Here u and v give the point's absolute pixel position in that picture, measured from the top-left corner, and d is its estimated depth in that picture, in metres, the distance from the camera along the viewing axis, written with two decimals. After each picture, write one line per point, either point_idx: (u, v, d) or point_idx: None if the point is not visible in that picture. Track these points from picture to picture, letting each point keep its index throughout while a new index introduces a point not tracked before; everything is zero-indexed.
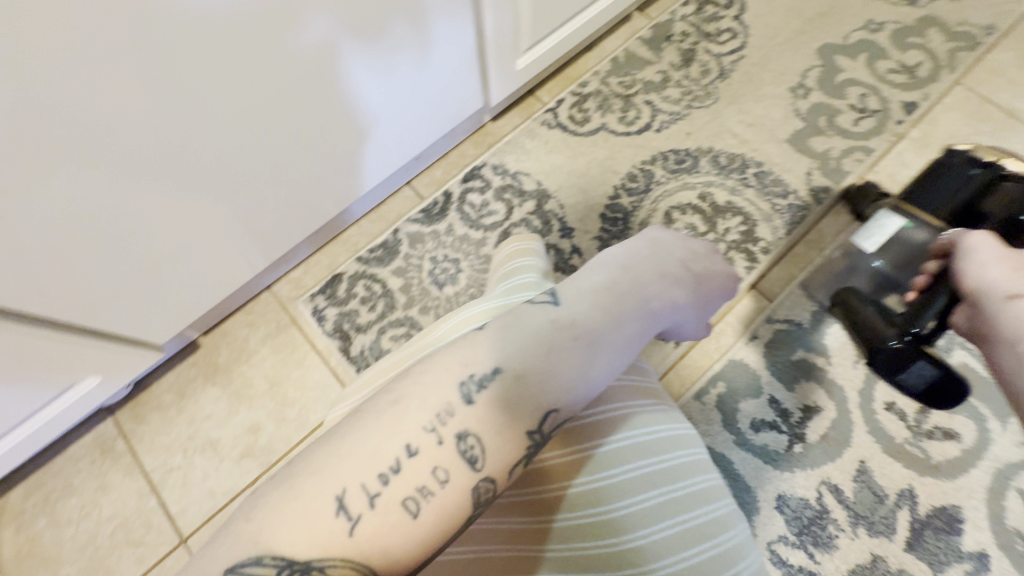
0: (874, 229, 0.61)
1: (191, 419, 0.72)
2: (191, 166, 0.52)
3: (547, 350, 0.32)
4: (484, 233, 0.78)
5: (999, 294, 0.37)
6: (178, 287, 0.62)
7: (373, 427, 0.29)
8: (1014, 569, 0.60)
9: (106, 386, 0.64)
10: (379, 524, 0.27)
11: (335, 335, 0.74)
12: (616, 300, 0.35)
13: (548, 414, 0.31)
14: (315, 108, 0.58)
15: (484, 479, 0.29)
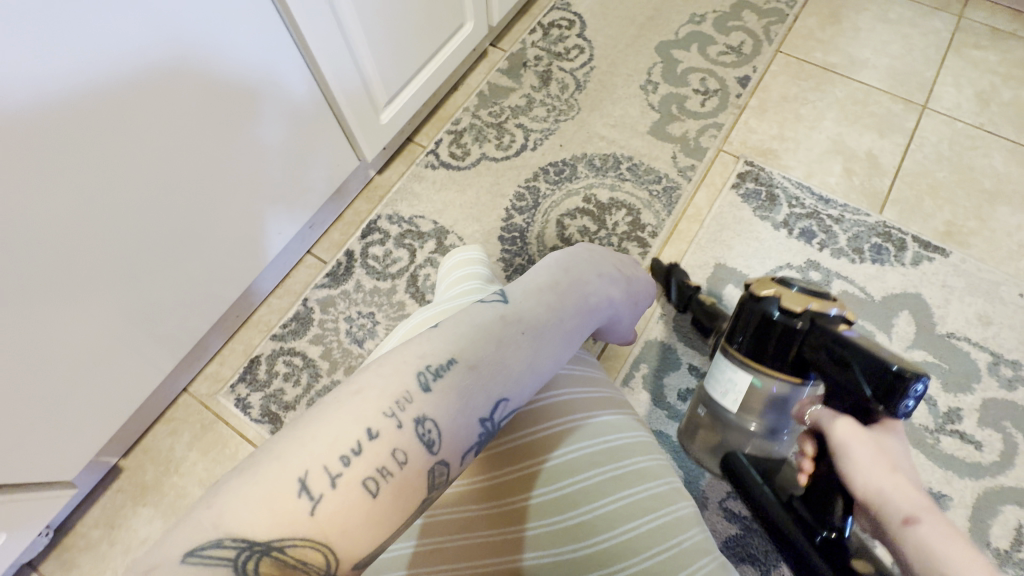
0: (727, 383, 0.50)
1: (126, 548, 0.67)
2: (77, 271, 0.51)
3: (499, 344, 0.30)
4: (393, 281, 0.80)
5: (894, 515, 0.29)
6: (90, 406, 0.60)
7: (333, 411, 0.25)
8: (930, 461, 0.67)
9: (18, 539, 0.60)
10: (342, 505, 0.24)
11: (265, 420, 0.72)
12: (561, 295, 0.34)
13: (499, 401, 0.28)
14: (202, 186, 0.59)
15: (439, 461, 0.27)
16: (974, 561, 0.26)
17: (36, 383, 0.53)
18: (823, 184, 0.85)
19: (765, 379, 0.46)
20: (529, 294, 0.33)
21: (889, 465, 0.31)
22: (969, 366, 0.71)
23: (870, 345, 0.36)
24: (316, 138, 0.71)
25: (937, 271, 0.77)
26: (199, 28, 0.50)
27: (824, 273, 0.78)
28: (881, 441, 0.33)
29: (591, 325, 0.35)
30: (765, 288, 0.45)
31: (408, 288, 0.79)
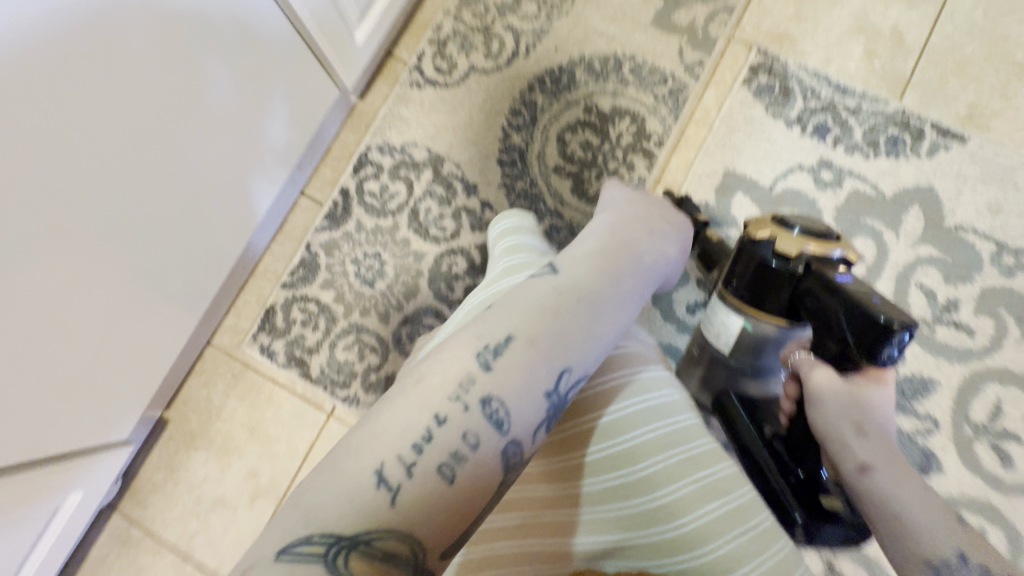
0: (721, 328, 0.57)
1: (191, 486, 0.75)
2: (78, 251, 0.49)
3: (555, 315, 0.31)
4: (394, 217, 0.78)
5: (852, 462, 0.39)
6: (120, 373, 0.62)
7: (401, 403, 0.27)
8: (923, 351, 0.71)
9: (93, 492, 0.66)
10: (420, 492, 0.26)
11: (292, 365, 0.76)
12: (611, 259, 0.35)
13: (562, 371, 0.30)
14: (171, 118, 0.52)
15: (511, 441, 0.28)
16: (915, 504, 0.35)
17: (69, 362, 0.53)
18: (842, 71, 0.78)
19: (756, 323, 0.52)
20: (580, 259, 0.34)
21: (859, 418, 0.40)
22: (972, 257, 0.72)
23: (862, 293, 0.41)
24: (286, 67, 0.63)
25: (952, 161, 0.74)
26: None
27: (837, 172, 0.75)
28: (858, 396, 0.41)
29: (646, 288, 0.36)
30: (762, 232, 0.49)
31: (411, 224, 0.77)
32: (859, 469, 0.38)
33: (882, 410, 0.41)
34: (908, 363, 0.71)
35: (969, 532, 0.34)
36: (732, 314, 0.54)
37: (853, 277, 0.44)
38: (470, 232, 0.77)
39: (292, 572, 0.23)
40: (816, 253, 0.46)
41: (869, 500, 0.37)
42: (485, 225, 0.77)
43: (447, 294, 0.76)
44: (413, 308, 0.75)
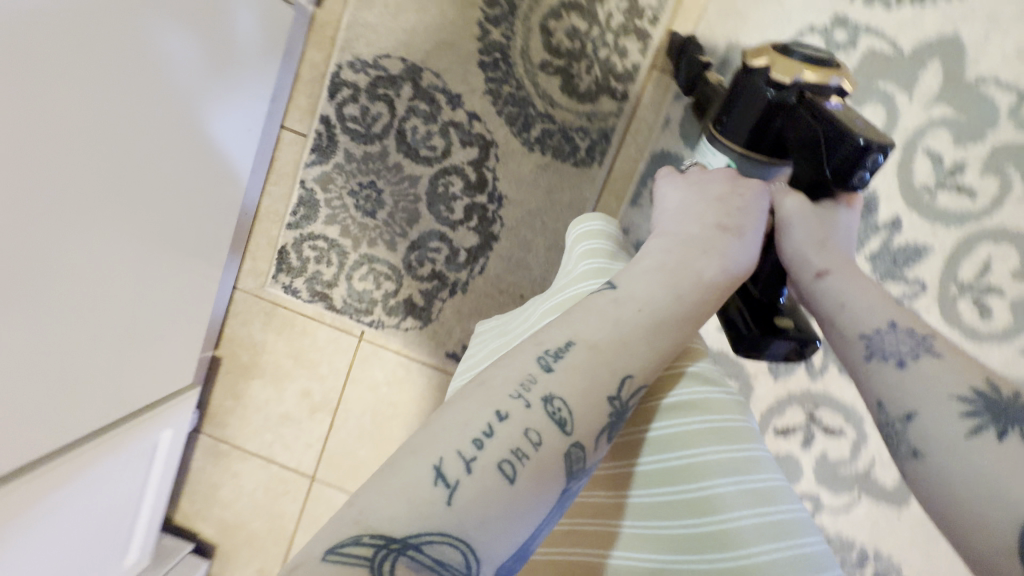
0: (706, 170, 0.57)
1: (257, 407, 0.87)
2: (91, 223, 0.49)
3: (619, 325, 0.36)
4: (381, 143, 0.75)
5: (811, 270, 0.44)
6: (155, 311, 0.65)
7: (466, 406, 0.33)
8: (921, 219, 0.72)
9: (178, 428, 0.80)
10: (479, 488, 0.30)
11: (317, 300, 0.81)
12: (669, 273, 0.40)
13: (625, 379, 0.35)
14: (126, 79, 0.47)
15: (573, 442, 0.33)
16: (858, 296, 0.42)
17: (106, 319, 0.57)
18: None
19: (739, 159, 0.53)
20: (644, 274, 0.40)
21: (824, 237, 0.45)
22: (989, 114, 0.68)
23: (847, 117, 0.43)
24: None
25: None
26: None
27: (851, 30, 0.68)
28: (817, 214, 0.46)
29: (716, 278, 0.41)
30: (761, 57, 0.48)
31: (400, 147, 0.75)
32: (817, 274, 0.44)
33: (839, 223, 0.46)
34: (904, 232, 0.72)
35: (898, 305, 0.41)
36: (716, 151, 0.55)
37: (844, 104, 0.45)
38: (461, 149, 0.74)
39: (338, 569, 0.26)
40: (814, 81, 0.45)
41: (824, 296, 0.43)
42: (475, 139, 0.74)
43: (448, 216, 0.76)
44: (418, 234, 0.77)
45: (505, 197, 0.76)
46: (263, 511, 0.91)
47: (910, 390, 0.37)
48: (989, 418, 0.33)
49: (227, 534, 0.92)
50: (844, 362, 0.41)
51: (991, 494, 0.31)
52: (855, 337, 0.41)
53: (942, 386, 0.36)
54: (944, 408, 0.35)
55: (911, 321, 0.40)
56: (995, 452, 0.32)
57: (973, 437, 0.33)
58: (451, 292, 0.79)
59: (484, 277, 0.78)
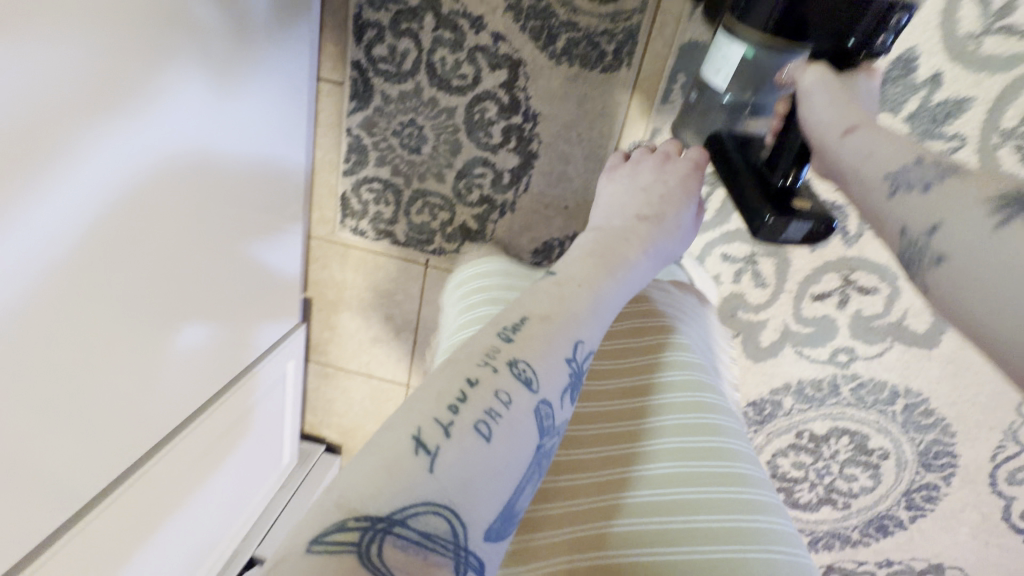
0: (720, 62, 0.62)
1: (350, 334, 1.01)
2: (153, 263, 0.58)
3: (561, 300, 0.52)
4: (414, 79, 0.78)
5: (838, 130, 0.53)
6: (229, 284, 0.73)
7: (444, 375, 0.45)
8: (966, 71, 0.70)
9: (293, 362, 0.97)
10: (461, 450, 0.40)
11: (382, 237, 0.90)
12: (597, 261, 0.57)
13: (574, 343, 0.50)
14: (142, 166, 0.52)
15: (540, 398, 0.46)
16: (878, 142, 0.51)
17: (184, 298, 0.65)
18: None
19: (757, 49, 0.58)
20: (577, 261, 0.57)
21: (843, 100, 0.55)
22: None
23: None
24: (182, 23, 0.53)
25: None
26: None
27: None
28: (842, 88, 0.56)
29: (636, 255, 0.60)
30: None
31: (432, 81, 0.78)
32: (846, 130, 0.53)
33: (858, 97, 0.56)
34: (946, 88, 0.71)
35: (920, 145, 0.48)
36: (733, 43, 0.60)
37: None
38: (490, 73, 0.76)
39: (334, 551, 0.35)
40: None
41: (851, 148, 0.52)
42: (503, 61, 0.76)
43: (487, 142, 0.81)
44: (463, 163, 0.83)
45: (539, 115, 0.79)
46: (373, 413, 1.10)
47: (934, 208, 0.42)
48: (1015, 209, 0.37)
49: (348, 433, 1.14)
50: (868, 204, 0.49)
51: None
52: (881, 177, 0.48)
53: (960, 197, 0.41)
54: (966, 216, 0.40)
55: (935, 157, 0.45)
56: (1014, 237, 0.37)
57: (998, 229, 0.38)
58: (500, 213, 0.87)
59: (530, 194, 0.84)
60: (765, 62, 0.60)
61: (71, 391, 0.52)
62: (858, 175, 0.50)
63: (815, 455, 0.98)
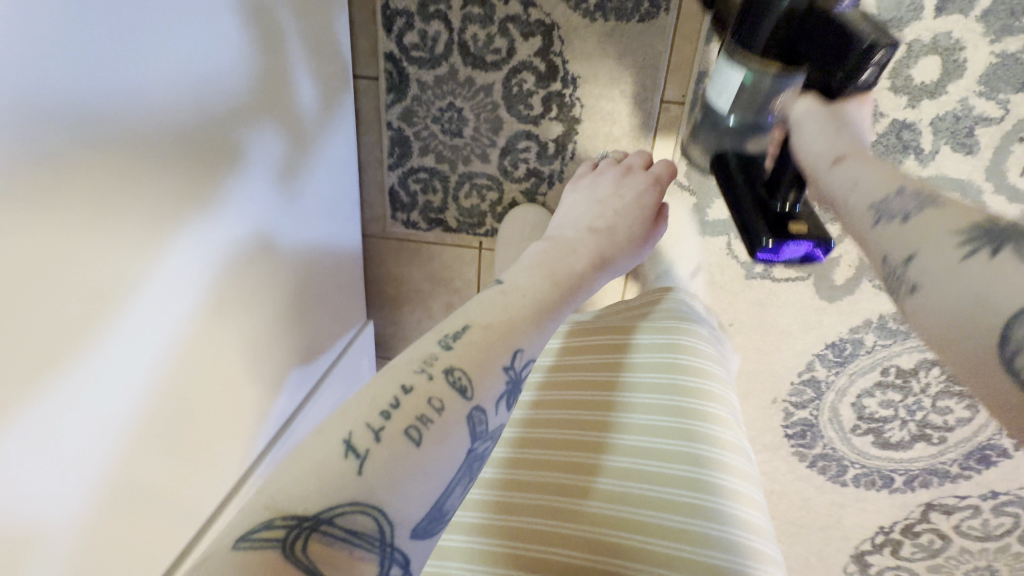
0: (721, 87, 0.59)
1: (414, 327, 1.03)
2: (224, 342, 0.60)
3: (503, 306, 0.50)
4: (448, 61, 0.77)
5: (827, 161, 0.50)
6: (301, 324, 0.76)
7: (379, 382, 0.44)
8: None
9: (366, 356, 1.01)
10: (387, 454, 0.39)
11: (434, 226, 0.91)
12: (545, 266, 0.55)
13: (515, 352, 0.47)
14: (205, 281, 0.55)
15: (475, 405, 0.44)
16: (867, 173, 0.47)
17: (255, 362, 0.67)
18: None
19: (756, 75, 0.55)
20: (528, 270, 0.55)
21: (832, 128, 0.51)
22: None
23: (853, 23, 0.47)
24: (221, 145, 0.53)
25: None
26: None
27: None
28: (833, 117, 0.52)
29: (582, 265, 0.57)
30: None
31: (466, 60, 0.77)
32: (833, 161, 0.50)
33: (853, 122, 0.52)
34: None
35: (909, 176, 0.45)
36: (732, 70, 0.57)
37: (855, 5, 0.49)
38: (524, 42, 0.75)
39: (258, 546, 0.35)
40: None
41: (837, 179, 0.49)
42: (535, 27, 0.74)
43: (528, 114, 0.80)
44: (506, 139, 0.82)
45: (578, 78, 0.77)
46: None
47: (909, 235, 0.40)
48: (986, 240, 0.36)
49: None
50: (855, 232, 0.46)
51: (982, 305, 0.34)
52: (866, 207, 0.45)
53: (940, 228, 0.39)
54: (940, 244, 0.38)
55: (919, 185, 0.43)
56: (984, 265, 0.35)
57: (965, 259, 0.36)
58: (549, 184, 0.86)
59: (577, 160, 0.83)
60: (761, 83, 0.55)
61: (178, 467, 0.58)
62: (844, 207, 0.48)
63: (904, 391, 0.93)
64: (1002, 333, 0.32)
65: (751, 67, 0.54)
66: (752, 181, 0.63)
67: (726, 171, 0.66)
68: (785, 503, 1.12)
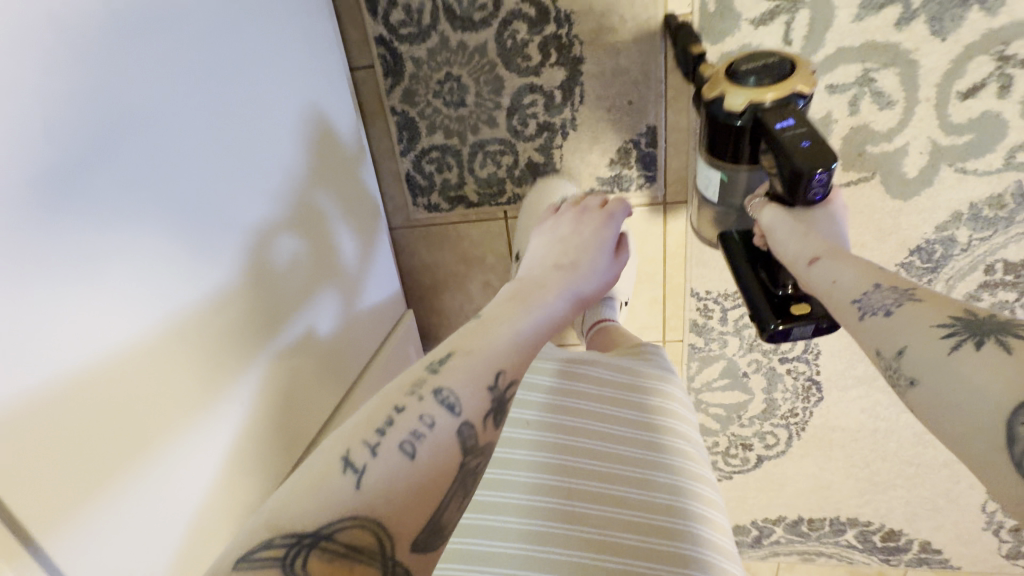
0: (705, 181, 0.63)
1: (456, 312, 1.02)
2: (269, 429, 0.61)
3: (484, 332, 0.53)
4: (438, 31, 0.76)
5: (804, 260, 0.50)
6: (348, 364, 0.77)
7: (369, 406, 0.47)
8: None
9: (415, 343, 0.99)
10: (381, 471, 0.42)
11: (456, 204, 0.89)
12: (519, 298, 0.58)
13: (499, 374, 0.49)
14: (241, 392, 0.56)
15: (463, 421, 0.47)
16: (847, 275, 0.47)
17: (308, 432, 0.68)
18: None
19: (732, 172, 0.59)
20: (503, 301, 0.57)
21: (804, 230, 0.51)
22: None
23: (794, 146, 0.48)
24: (231, 257, 0.54)
25: None
26: (68, 134, 0.39)
27: None
28: (803, 216, 0.52)
29: (554, 295, 0.60)
30: (714, 91, 0.54)
31: (454, 25, 0.75)
32: (810, 262, 0.50)
33: (829, 222, 0.52)
34: None
35: (882, 270, 0.47)
36: (712, 168, 0.61)
37: (802, 119, 0.50)
38: None
39: (264, 562, 0.37)
40: (773, 99, 0.51)
41: (819, 279, 0.49)
42: None
43: (528, 66, 0.77)
44: (511, 98, 0.79)
45: (572, 13, 0.73)
46: None
47: (897, 332, 0.43)
48: (968, 333, 0.40)
49: None
50: (843, 327, 0.47)
51: (978, 400, 0.37)
52: (848, 304, 0.47)
53: (923, 323, 0.43)
54: (932, 343, 0.41)
55: (892, 281, 0.46)
56: (978, 359, 0.38)
57: (954, 351, 0.40)
58: (563, 135, 0.81)
59: (588, 104, 0.78)
60: (740, 176, 0.59)
61: None
62: (832, 305, 0.48)
63: (1019, 289, 0.82)
64: (1009, 435, 0.35)
65: (726, 168, 0.58)
66: (751, 264, 0.60)
67: (733, 254, 0.63)
68: (895, 440, 0.99)
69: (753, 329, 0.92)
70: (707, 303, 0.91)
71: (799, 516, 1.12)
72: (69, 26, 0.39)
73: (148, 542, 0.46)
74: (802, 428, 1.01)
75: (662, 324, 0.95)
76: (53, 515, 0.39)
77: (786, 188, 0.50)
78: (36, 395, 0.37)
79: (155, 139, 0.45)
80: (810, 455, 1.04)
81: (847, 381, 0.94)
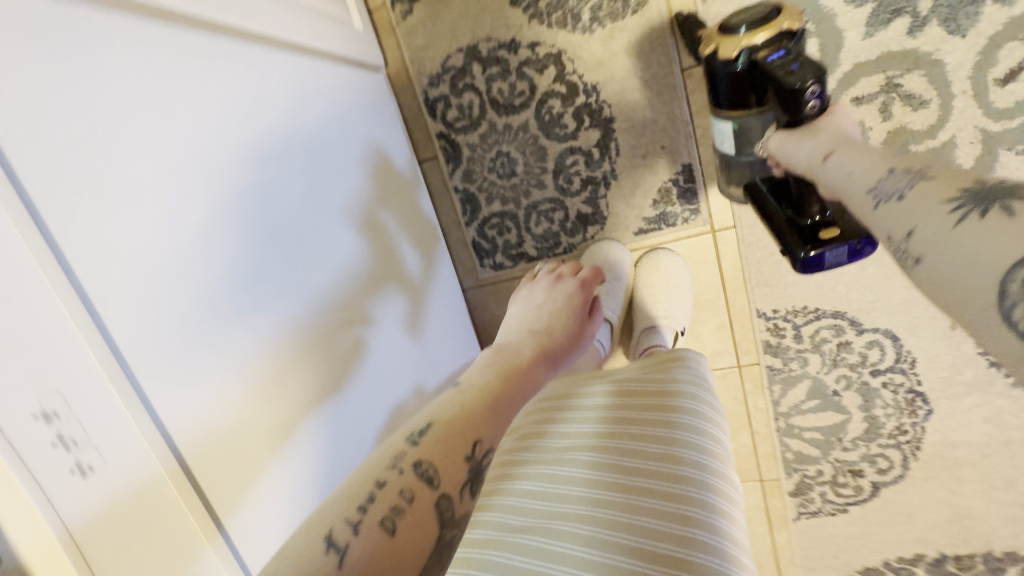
0: (721, 136, 0.68)
1: None
2: (369, 413, 0.71)
3: (461, 400, 0.58)
4: (485, 118, 0.90)
5: (818, 157, 0.49)
6: (426, 375, 0.86)
7: (354, 477, 0.51)
8: None
9: None
10: (361, 545, 0.45)
11: (518, 259, 0.99)
12: (496, 367, 0.64)
13: (476, 444, 0.54)
14: (339, 377, 0.67)
15: (441, 494, 0.51)
16: (864, 160, 0.45)
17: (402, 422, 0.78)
18: None
19: (740, 121, 0.64)
20: (479, 370, 0.63)
21: (814, 134, 0.51)
22: None
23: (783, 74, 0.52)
24: (326, 270, 0.68)
25: None
26: (222, 185, 0.54)
27: None
28: (813, 126, 0.52)
29: (527, 364, 0.66)
30: (709, 49, 0.60)
31: (499, 111, 0.89)
32: (824, 157, 0.48)
33: (843, 124, 0.51)
34: None
35: (902, 158, 0.43)
36: (723, 122, 0.66)
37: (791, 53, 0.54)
38: (541, 76, 0.86)
39: None
40: (762, 42, 0.55)
41: (832, 173, 0.47)
42: (546, 59, 0.85)
43: (565, 132, 0.88)
44: (554, 160, 0.90)
45: (597, 83, 0.84)
46: None
47: (905, 215, 0.39)
48: (975, 203, 0.35)
49: None
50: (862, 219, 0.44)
51: (978, 268, 0.33)
52: (865, 194, 0.43)
53: (930, 205, 0.38)
54: (935, 219, 0.37)
55: (910, 164, 0.42)
56: (978, 228, 0.34)
57: (958, 223, 0.35)
58: (606, 185, 0.90)
59: (624, 154, 0.87)
60: (751, 122, 0.64)
61: None
62: (849, 196, 0.45)
63: None
64: (999, 290, 0.32)
65: (734, 118, 0.64)
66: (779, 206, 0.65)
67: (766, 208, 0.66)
68: None
69: (833, 343, 0.89)
70: (777, 321, 0.90)
71: (940, 553, 0.99)
72: (207, 162, 0.53)
73: (274, 497, 0.57)
74: (916, 446, 0.92)
75: (733, 349, 0.95)
76: (216, 477, 0.51)
77: (788, 110, 0.53)
78: (203, 426, 0.50)
79: (269, 181, 0.61)
80: (934, 478, 0.94)
81: (957, 389, 0.87)
